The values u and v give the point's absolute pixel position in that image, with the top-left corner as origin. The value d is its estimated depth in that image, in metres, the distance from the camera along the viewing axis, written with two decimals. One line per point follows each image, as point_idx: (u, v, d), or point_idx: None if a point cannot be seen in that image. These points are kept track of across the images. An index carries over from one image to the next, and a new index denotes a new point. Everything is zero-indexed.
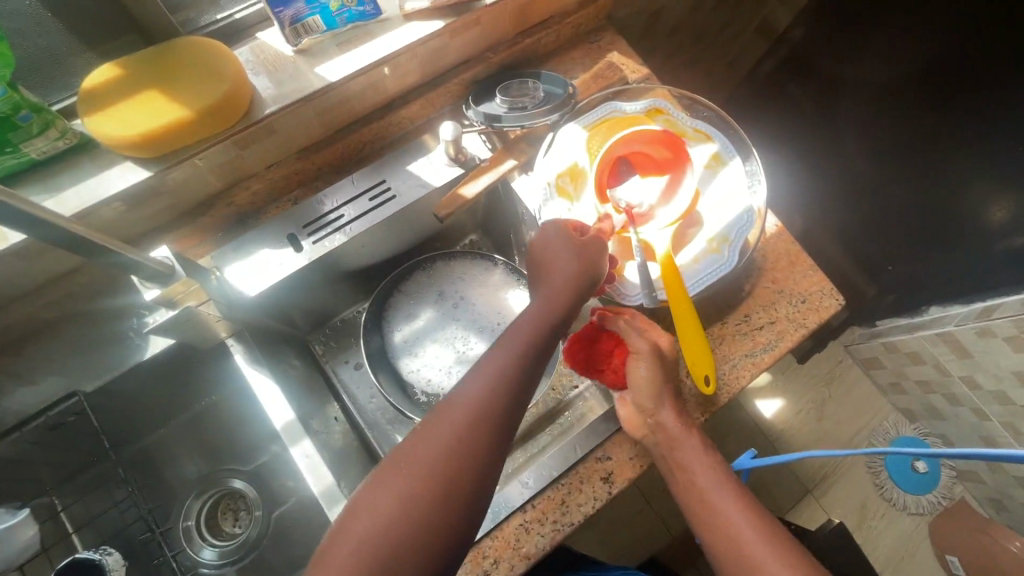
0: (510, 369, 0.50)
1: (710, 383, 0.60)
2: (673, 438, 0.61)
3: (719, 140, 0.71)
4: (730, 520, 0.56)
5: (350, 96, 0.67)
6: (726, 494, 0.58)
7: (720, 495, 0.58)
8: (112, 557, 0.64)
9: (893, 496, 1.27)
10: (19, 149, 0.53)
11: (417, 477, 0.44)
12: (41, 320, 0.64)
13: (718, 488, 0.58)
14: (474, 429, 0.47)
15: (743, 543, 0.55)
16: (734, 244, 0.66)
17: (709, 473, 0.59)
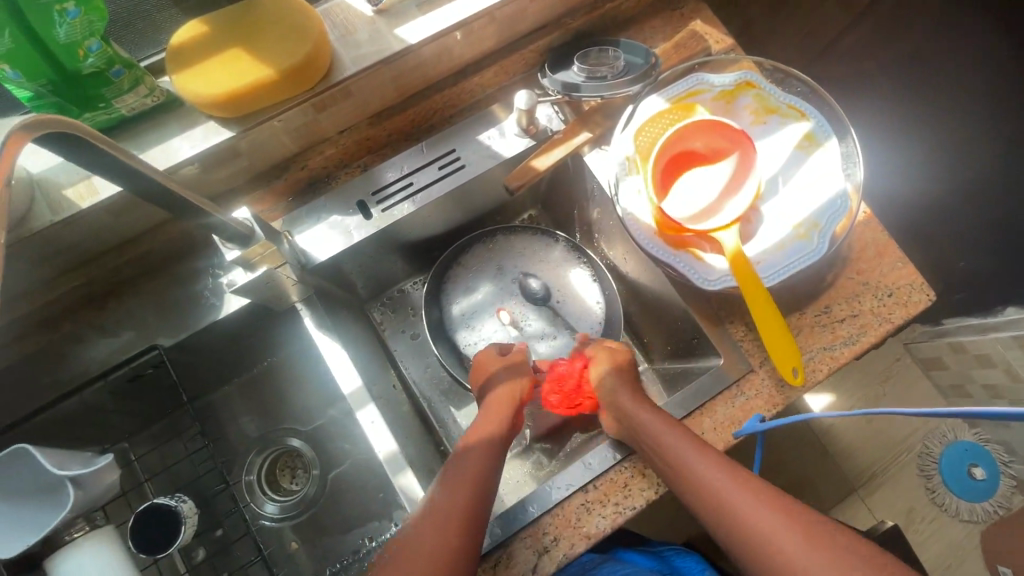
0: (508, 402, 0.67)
1: (798, 375, 0.59)
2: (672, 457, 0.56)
3: (815, 118, 0.66)
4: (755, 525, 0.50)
5: (426, 60, 0.65)
6: (750, 498, 0.52)
7: (741, 498, 0.52)
8: (185, 504, 0.67)
9: (946, 502, 1.22)
10: (111, 104, 0.54)
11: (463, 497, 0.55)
12: (124, 275, 0.66)
13: (736, 489, 0.53)
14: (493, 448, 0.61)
15: (774, 541, 0.49)
16: (824, 231, 0.62)
17: (723, 474, 0.54)
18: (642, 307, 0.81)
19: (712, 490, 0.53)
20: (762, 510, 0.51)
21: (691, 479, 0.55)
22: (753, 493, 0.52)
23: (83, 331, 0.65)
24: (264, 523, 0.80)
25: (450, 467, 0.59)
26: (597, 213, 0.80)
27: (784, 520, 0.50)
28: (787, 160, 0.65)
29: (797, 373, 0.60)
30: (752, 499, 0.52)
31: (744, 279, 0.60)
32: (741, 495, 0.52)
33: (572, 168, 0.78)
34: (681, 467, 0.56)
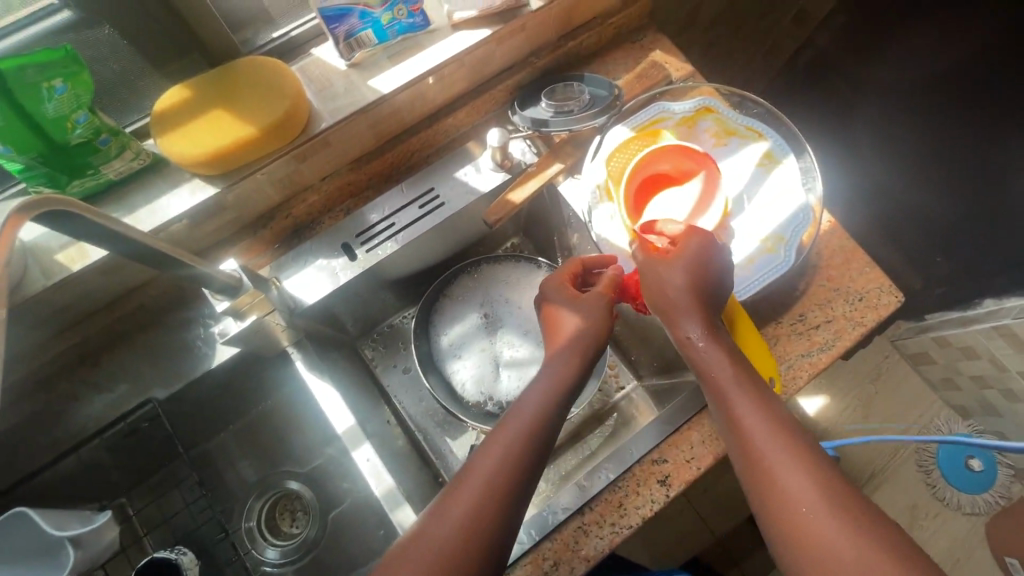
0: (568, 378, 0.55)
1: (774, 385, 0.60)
2: (729, 406, 0.51)
3: (772, 137, 0.69)
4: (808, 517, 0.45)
5: (400, 107, 0.68)
6: (794, 461, 0.47)
7: (799, 483, 0.46)
8: (187, 556, 0.67)
9: (947, 496, 1.23)
10: (99, 170, 0.56)
11: (477, 506, 0.47)
12: (117, 331, 0.67)
13: (795, 473, 0.47)
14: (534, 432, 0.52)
15: (827, 542, 0.44)
16: (790, 243, 0.65)
17: (784, 454, 0.48)
18: (626, 325, 0.84)
19: (758, 444, 0.49)
20: (802, 473, 0.47)
21: (740, 428, 0.50)
22: (798, 456, 0.48)
23: (77, 389, 0.66)
24: (267, 568, 0.80)
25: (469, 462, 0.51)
26: (576, 238, 0.83)
27: (823, 484, 0.46)
28: (749, 178, 0.68)
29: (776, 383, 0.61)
30: (795, 462, 0.47)
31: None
32: (795, 469, 0.47)
33: (548, 197, 0.81)
34: (736, 418, 0.51)
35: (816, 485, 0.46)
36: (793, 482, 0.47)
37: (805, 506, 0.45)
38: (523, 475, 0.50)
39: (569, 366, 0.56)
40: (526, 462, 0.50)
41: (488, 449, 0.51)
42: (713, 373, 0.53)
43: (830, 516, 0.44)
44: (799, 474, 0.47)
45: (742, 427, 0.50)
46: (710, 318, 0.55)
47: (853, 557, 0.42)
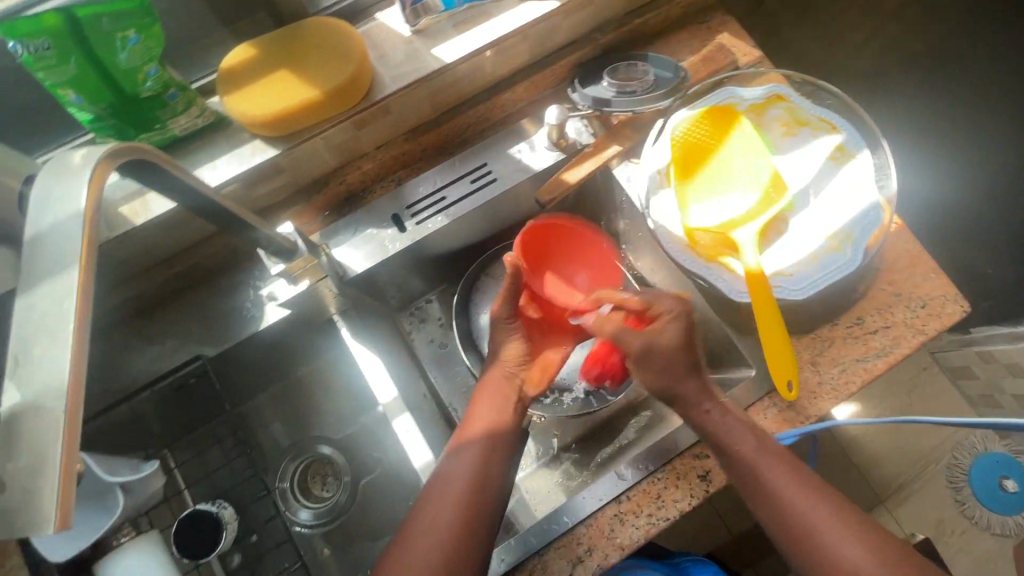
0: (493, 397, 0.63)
1: (790, 389, 0.61)
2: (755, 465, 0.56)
3: (846, 130, 0.66)
4: (797, 513, 0.54)
5: (460, 78, 0.67)
6: (815, 499, 0.54)
7: (786, 485, 0.55)
8: (227, 511, 0.70)
9: (976, 515, 1.20)
10: (166, 126, 0.56)
11: (450, 526, 0.54)
12: (171, 287, 0.69)
13: (785, 476, 0.55)
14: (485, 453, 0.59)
15: (815, 533, 0.53)
16: (857, 243, 0.62)
17: (772, 461, 0.56)
18: None
19: (748, 455, 0.57)
20: (823, 506, 0.54)
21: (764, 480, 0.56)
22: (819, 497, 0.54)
23: (131, 341, 0.68)
24: (298, 529, 0.81)
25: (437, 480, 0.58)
26: (625, 224, 0.81)
27: (832, 511, 0.53)
28: (819, 172, 0.65)
29: (792, 387, 0.61)
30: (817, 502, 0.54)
31: (756, 295, 0.61)
32: (781, 474, 0.56)
33: (600, 180, 0.79)
34: (759, 474, 0.56)
35: (834, 517, 0.53)
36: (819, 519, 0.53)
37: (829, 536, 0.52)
38: (486, 489, 0.57)
39: (502, 392, 0.65)
40: (493, 466, 0.58)
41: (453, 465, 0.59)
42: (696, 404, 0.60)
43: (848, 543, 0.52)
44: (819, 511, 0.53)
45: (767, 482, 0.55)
46: (693, 363, 0.60)
47: (842, 547, 0.51)
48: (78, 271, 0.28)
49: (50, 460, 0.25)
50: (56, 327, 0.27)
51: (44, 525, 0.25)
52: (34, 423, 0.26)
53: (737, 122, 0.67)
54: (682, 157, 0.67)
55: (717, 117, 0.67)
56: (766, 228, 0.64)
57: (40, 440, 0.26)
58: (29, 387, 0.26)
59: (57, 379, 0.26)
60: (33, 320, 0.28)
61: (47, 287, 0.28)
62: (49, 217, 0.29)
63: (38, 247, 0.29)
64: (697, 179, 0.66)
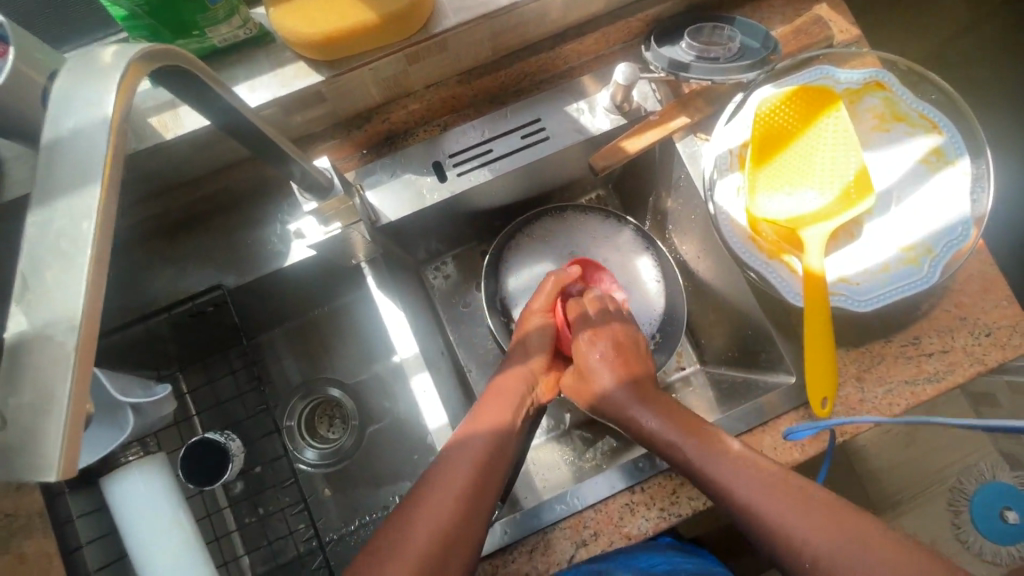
0: (503, 407, 0.59)
1: (827, 405, 0.56)
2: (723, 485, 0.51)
3: (948, 133, 0.59)
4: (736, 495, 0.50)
5: (527, 20, 0.60)
6: (783, 500, 0.49)
7: (718, 468, 0.52)
8: (234, 443, 0.68)
9: (969, 539, 1.14)
10: (205, 33, 0.51)
11: (455, 508, 0.50)
12: (197, 209, 0.65)
13: (720, 462, 0.52)
14: (494, 460, 0.55)
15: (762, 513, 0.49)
16: (938, 259, 0.57)
17: (715, 456, 0.52)
18: (711, 307, 0.77)
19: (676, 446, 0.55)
20: (800, 513, 0.48)
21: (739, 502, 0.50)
22: (798, 504, 0.48)
23: (151, 261, 0.65)
24: (301, 467, 0.81)
25: (442, 462, 0.54)
26: (677, 203, 0.76)
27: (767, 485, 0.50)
28: (908, 175, 0.59)
29: (825, 404, 0.57)
30: (786, 500, 0.49)
31: (812, 299, 0.56)
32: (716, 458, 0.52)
33: (658, 152, 0.73)
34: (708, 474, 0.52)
35: (782, 495, 0.49)
36: (797, 523, 0.47)
37: (798, 533, 0.47)
38: (489, 494, 0.52)
39: (513, 395, 0.61)
40: (496, 471, 0.54)
41: (450, 466, 0.53)
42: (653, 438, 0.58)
43: (836, 546, 0.45)
44: (800, 520, 0.47)
45: (721, 489, 0.51)
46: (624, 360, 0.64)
47: (803, 528, 0.47)
48: (100, 192, 0.25)
49: (57, 400, 0.23)
50: (72, 252, 0.24)
51: (48, 470, 0.22)
52: (44, 355, 0.23)
53: (833, 107, 0.59)
54: (760, 138, 0.60)
55: (807, 99, 0.60)
56: (830, 235, 0.58)
57: (49, 377, 0.23)
58: (37, 314, 0.23)
59: (70, 310, 0.23)
60: (46, 240, 0.24)
61: (63, 206, 0.24)
62: (71, 120, 0.25)
63: (56, 155, 0.25)
64: (773, 166, 0.60)
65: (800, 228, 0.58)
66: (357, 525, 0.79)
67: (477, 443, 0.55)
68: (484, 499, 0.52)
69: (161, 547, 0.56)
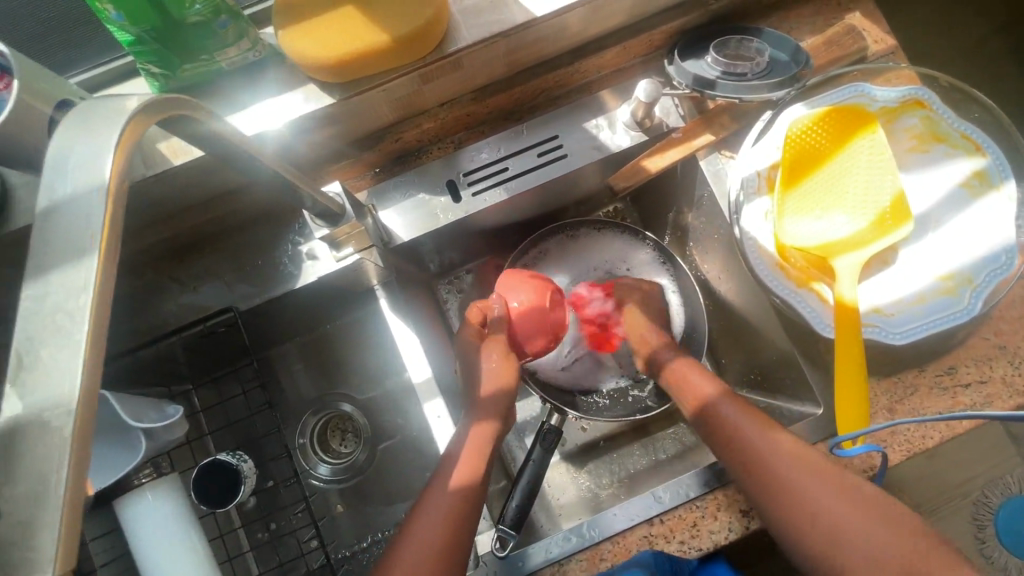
0: (472, 454, 0.56)
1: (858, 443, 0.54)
2: (770, 466, 0.51)
3: (992, 154, 0.56)
4: (781, 472, 0.50)
5: (546, 35, 0.58)
6: (821, 487, 0.49)
7: (760, 441, 0.53)
8: (246, 465, 0.67)
9: (994, 556, 1.12)
10: (213, 57, 0.50)
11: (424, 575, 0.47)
12: (207, 230, 0.64)
13: (766, 441, 0.52)
14: (462, 513, 0.51)
15: (805, 498, 0.48)
16: (979, 290, 0.54)
17: (762, 433, 0.53)
18: (733, 328, 0.75)
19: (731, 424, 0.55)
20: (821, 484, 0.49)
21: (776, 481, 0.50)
22: (840, 497, 0.47)
23: (162, 282, 0.65)
24: (314, 483, 0.81)
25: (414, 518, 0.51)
26: (699, 221, 0.73)
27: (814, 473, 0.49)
28: (947, 199, 0.56)
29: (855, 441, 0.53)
30: (810, 476, 0.49)
31: (844, 331, 0.53)
32: (764, 438, 0.53)
33: (680, 168, 0.70)
34: (758, 452, 0.52)
35: (829, 485, 0.48)
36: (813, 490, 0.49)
37: (832, 523, 0.47)
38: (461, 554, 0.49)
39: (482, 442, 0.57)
40: (465, 525, 0.51)
41: (418, 523, 0.50)
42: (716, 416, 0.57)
43: (860, 526, 0.46)
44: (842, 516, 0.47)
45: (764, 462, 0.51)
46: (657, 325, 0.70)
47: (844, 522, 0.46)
48: (97, 262, 0.23)
49: (53, 492, 0.21)
50: (68, 328, 0.23)
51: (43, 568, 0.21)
52: (38, 440, 0.22)
53: (869, 130, 0.56)
54: (790, 159, 0.57)
55: (840, 118, 0.57)
56: (862, 266, 0.55)
57: (44, 463, 0.22)
58: (31, 398, 0.22)
59: (66, 392, 0.22)
60: (42, 315, 0.23)
61: (59, 277, 0.23)
62: (67, 185, 0.24)
63: (50, 222, 0.24)
64: (803, 190, 0.57)
65: (832, 257, 0.55)
66: (369, 543, 0.78)
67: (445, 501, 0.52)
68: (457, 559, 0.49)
69: None
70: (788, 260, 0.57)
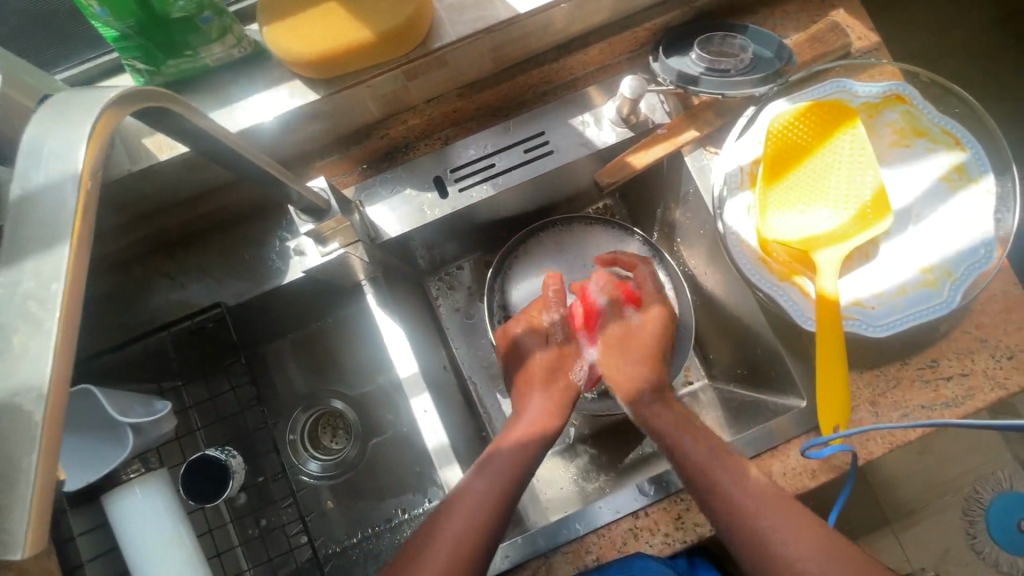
0: (516, 460, 0.56)
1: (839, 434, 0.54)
2: (728, 501, 0.50)
3: (971, 149, 0.56)
4: (740, 509, 0.49)
5: (530, 32, 0.58)
6: (783, 522, 0.47)
7: (721, 474, 0.51)
8: (236, 460, 0.67)
9: (984, 551, 1.11)
10: (197, 53, 0.50)
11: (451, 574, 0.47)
12: (195, 226, 0.65)
13: (728, 475, 0.51)
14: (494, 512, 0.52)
15: (763, 536, 0.47)
16: (958, 283, 0.54)
17: (723, 467, 0.52)
18: (720, 323, 0.75)
19: (689, 453, 0.54)
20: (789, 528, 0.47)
21: (737, 517, 0.49)
22: (802, 535, 0.46)
23: (150, 278, 0.65)
24: (304, 479, 0.81)
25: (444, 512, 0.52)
26: (687, 216, 0.74)
27: (782, 509, 0.48)
28: (928, 193, 0.57)
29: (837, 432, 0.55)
30: (783, 521, 0.47)
31: (825, 323, 0.54)
32: (726, 470, 0.51)
33: (667, 164, 0.71)
34: (717, 488, 0.51)
35: (793, 525, 0.47)
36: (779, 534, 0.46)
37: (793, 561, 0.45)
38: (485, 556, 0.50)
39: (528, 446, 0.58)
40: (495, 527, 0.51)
41: (448, 519, 0.51)
42: (670, 440, 0.56)
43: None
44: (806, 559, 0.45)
45: (720, 495, 0.50)
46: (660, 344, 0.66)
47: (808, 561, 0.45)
48: (69, 250, 0.24)
49: (23, 474, 0.22)
50: (41, 316, 0.23)
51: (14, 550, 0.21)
52: (6, 424, 0.22)
53: (850, 125, 0.57)
54: (772, 153, 0.58)
55: (822, 113, 0.58)
56: (843, 259, 0.56)
57: (13, 447, 0.22)
58: (3, 384, 0.23)
59: (37, 377, 0.22)
60: (14, 303, 0.23)
61: (31, 265, 0.23)
62: (39, 174, 0.24)
63: (22, 211, 0.24)
64: (785, 185, 0.58)
65: (813, 250, 0.55)
66: (359, 538, 0.79)
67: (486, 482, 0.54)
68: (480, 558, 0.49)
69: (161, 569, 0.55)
70: (770, 254, 0.57)
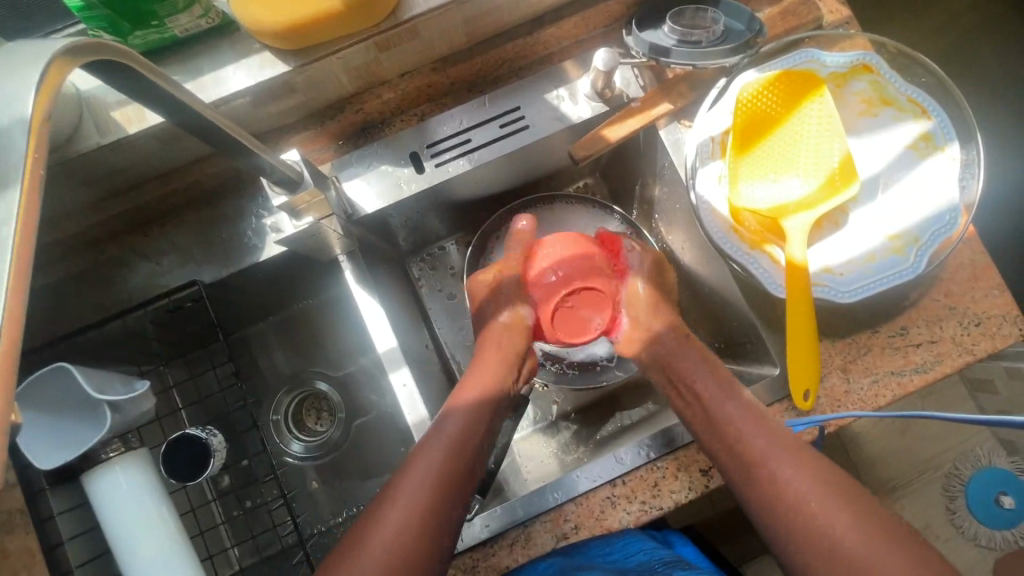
0: (471, 423, 0.56)
1: (810, 399, 0.55)
2: (740, 427, 0.52)
3: (937, 117, 0.57)
4: (748, 440, 0.51)
5: (502, 4, 0.58)
6: (789, 455, 0.49)
7: (732, 407, 0.54)
8: (217, 439, 0.67)
9: (964, 525, 1.13)
10: (164, 24, 0.49)
11: (406, 534, 0.48)
12: (171, 203, 0.64)
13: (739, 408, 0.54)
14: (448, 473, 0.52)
15: (768, 466, 0.49)
16: (925, 248, 0.55)
17: (737, 400, 0.55)
18: (699, 297, 0.76)
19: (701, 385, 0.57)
20: (793, 465, 0.49)
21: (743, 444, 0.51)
22: (809, 470, 0.48)
23: (125, 256, 0.65)
24: (288, 460, 0.81)
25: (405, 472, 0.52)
26: (664, 191, 0.74)
27: (790, 448, 0.50)
28: (895, 161, 0.58)
29: (808, 398, 0.56)
30: (787, 456, 0.49)
31: (793, 288, 0.54)
32: (734, 401, 0.54)
33: (643, 139, 0.71)
34: (724, 419, 0.54)
35: (801, 465, 0.49)
36: (786, 471, 0.49)
37: (799, 494, 0.47)
38: (439, 519, 0.50)
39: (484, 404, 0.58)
40: (447, 490, 0.52)
41: (403, 480, 0.52)
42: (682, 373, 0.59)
43: (838, 511, 0.45)
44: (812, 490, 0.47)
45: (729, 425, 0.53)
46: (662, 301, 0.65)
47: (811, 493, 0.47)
48: (19, 192, 0.24)
49: None
50: None
51: None
52: None
53: (819, 93, 0.57)
54: (742, 123, 0.59)
55: (791, 83, 0.58)
56: (811, 227, 0.57)
57: None
58: None
59: None
60: None
61: None
62: None
63: None
64: (756, 154, 0.59)
65: (782, 217, 0.56)
66: (344, 517, 0.79)
67: (451, 420, 0.56)
68: (436, 520, 0.50)
69: (142, 542, 0.55)
70: (740, 221, 0.58)
